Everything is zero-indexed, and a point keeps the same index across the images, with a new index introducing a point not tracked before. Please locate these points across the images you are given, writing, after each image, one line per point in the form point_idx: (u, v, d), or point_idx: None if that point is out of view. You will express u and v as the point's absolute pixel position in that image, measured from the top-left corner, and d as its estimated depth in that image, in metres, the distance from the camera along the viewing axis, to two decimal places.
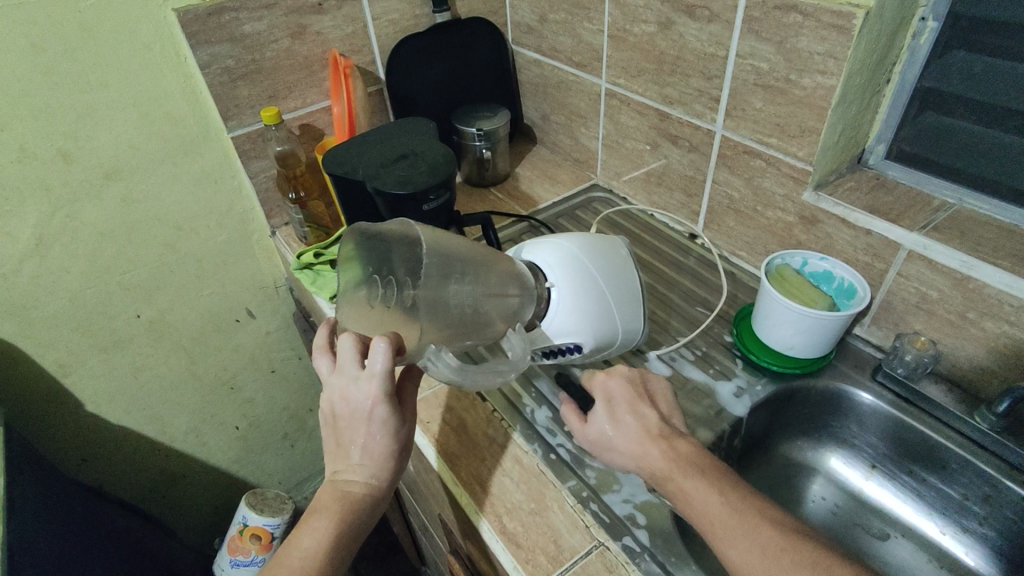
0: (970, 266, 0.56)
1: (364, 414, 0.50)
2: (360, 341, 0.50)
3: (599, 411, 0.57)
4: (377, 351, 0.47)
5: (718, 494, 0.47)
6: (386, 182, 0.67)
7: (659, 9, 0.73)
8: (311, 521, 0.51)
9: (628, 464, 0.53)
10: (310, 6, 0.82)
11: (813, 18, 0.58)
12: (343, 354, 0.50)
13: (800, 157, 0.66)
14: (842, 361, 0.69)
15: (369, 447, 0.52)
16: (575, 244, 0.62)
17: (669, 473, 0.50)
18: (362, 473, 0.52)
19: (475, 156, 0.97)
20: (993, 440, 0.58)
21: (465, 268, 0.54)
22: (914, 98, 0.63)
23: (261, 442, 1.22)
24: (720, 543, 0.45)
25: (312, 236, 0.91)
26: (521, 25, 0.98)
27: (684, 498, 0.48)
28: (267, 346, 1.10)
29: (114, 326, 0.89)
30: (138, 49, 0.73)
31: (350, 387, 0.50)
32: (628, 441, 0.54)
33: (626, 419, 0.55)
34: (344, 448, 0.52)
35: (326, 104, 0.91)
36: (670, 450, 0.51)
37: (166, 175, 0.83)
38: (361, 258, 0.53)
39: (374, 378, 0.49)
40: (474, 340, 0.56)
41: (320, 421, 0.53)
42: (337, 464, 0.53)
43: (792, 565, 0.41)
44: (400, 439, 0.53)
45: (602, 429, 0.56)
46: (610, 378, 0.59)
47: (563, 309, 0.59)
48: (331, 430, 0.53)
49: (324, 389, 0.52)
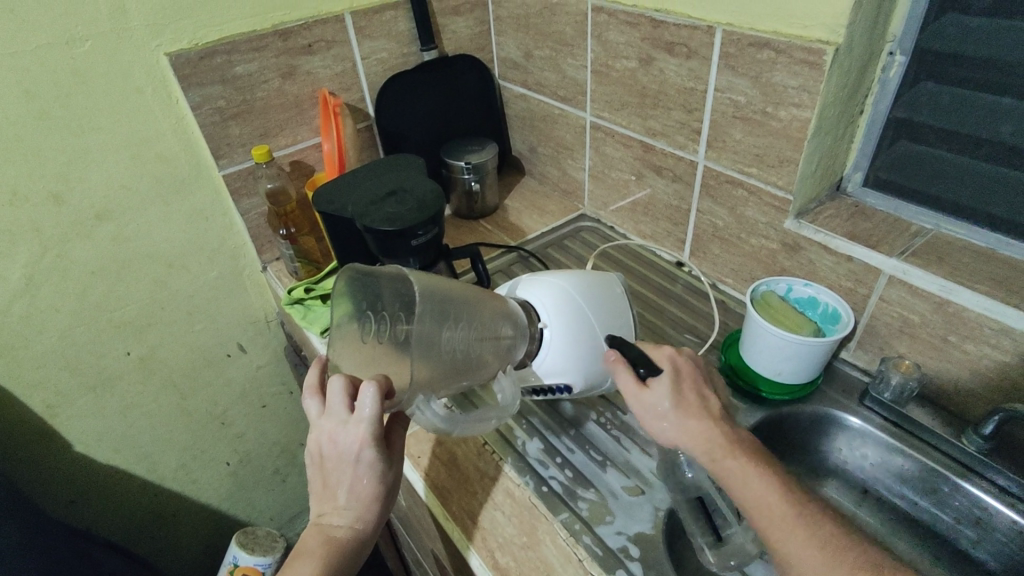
0: (948, 290, 0.57)
1: (352, 457, 0.50)
2: (350, 383, 0.50)
3: (664, 381, 0.54)
4: (365, 395, 0.47)
5: (778, 485, 0.48)
6: (374, 220, 0.67)
7: (640, 46, 0.76)
8: (294, 566, 0.50)
9: (679, 439, 0.52)
10: (300, 47, 0.84)
11: (786, 54, 0.61)
12: (332, 397, 0.50)
13: (780, 186, 0.68)
14: (830, 386, 0.70)
15: (355, 490, 0.52)
16: (572, 283, 0.62)
17: (729, 451, 0.50)
18: (347, 516, 0.52)
19: (465, 189, 0.99)
20: (981, 462, 0.59)
21: (458, 312, 0.55)
22: (888, 127, 0.65)
23: (252, 478, 1.20)
24: (770, 529, 0.47)
25: (303, 271, 0.92)
26: (506, 61, 1.01)
27: (734, 482, 0.49)
28: (258, 381, 1.09)
29: (104, 364, 0.89)
30: (130, 93, 0.75)
31: (338, 429, 0.50)
32: (687, 418, 0.53)
33: (689, 395, 0.55)
34: (330, 491, 0.52)
35: (316, 141, 0.92)
36: (731, 433, 0.52)
37: (157, 215, 0.84)
38: (352, 295, 0.51)
39: (361, 423, 0.49)
40: (463, 383, 0.57)
41: (307, 461, 0.53)
42: (322, 506, 0.53)
43: (851, 560, 0.44)
44: (387, 483, 0.53)
45: (661, 399, 0.54)
46: (678, 354, 0.58)
47: (555, 350, 0.60)
48: (317, 471, 0.52)
49: (312, 430, 0.52)
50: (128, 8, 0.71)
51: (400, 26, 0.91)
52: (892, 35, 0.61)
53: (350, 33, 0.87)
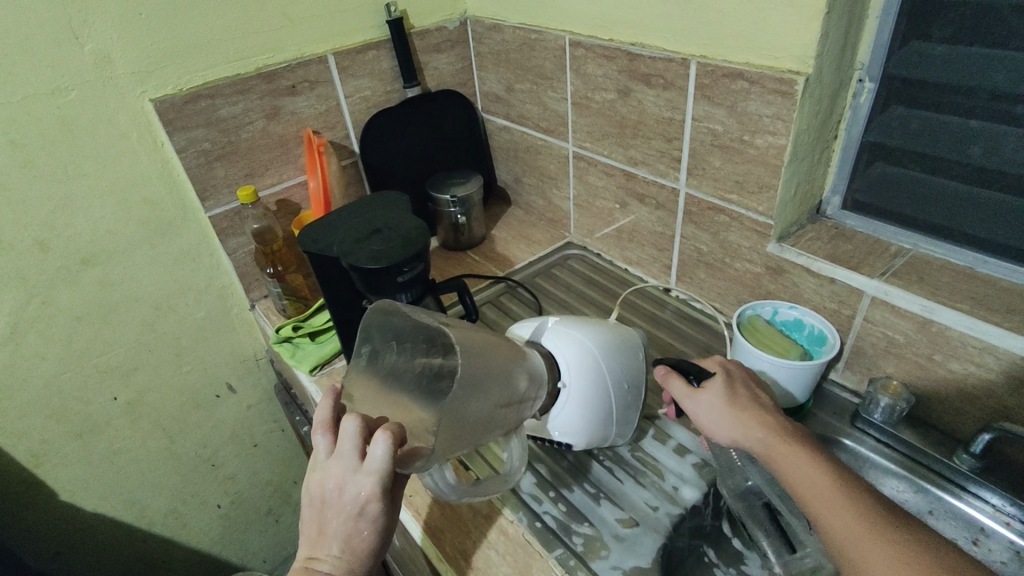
0: (930, 309, 0.58)
1: (354, 508, 0.48)
2: (363, 427, 0.48)
3: (716, 380, 0.59)
4: (381, 448, 0.46)
5: (827, 468, 0.50)
6: (359, 257, 0.66)
7: (618, 78, 0.77)
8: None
9: (730, 429, 0.56)
10: (284, 89, 0.85)
11: (758, 84, 0.62)
12: (344, 439, 0.48)
13: (760, 211, 0.69)
14: (821, 409, 0.70)
15: (351, 540, 0.50)
16: (595, 340, 0.62)
17: (782, 436, 0.53)
18: (338, 567, 0.49)
19: (451, 222, 1.00)
20: (974, 481, 0.59)
21: (489, 372, 0.54)
22: (862, 151, 0.67)
23: (244, 520, 1.18)
24: (822, 506, 0.48)
25: (291, 308, 0.92)
26: (489, 95, 1.02)
27: (784, 465, 0.52)
28: (249, 421, 1.08)
29: (91, 410, 0.88)
30: (115, 139, 0.75)
31: (346, 478, 0.48)
32: (736, 409, 0.56)
33: (741, 392, 0.58)
34: (324, 535, 0.50)
35: (301, 179, 0.93)
36: (781, 422, 0.55)
37: (144, 257, 0.83)
38: (379, 328, 0.53)
39: (370, 475, 0.46)
40: (477, 442, 0.55)
41: (306, 500, 0.51)
42: (314, 550, 0.51)
43: (901, 539, 0.45)
44: (385, 536, 0.51)
45: (712, 394, 0.58)
46: (728, 361, 0.62)
47: (570, 411, 0.60)
48: (314, 514, 0.51)
49: (315, 473, 0.49)
50: (113, 56, 0.72)
51: (383, 65, 0.93)
52: (859, 63, 0.63)
53: (333, 73, 0.89)
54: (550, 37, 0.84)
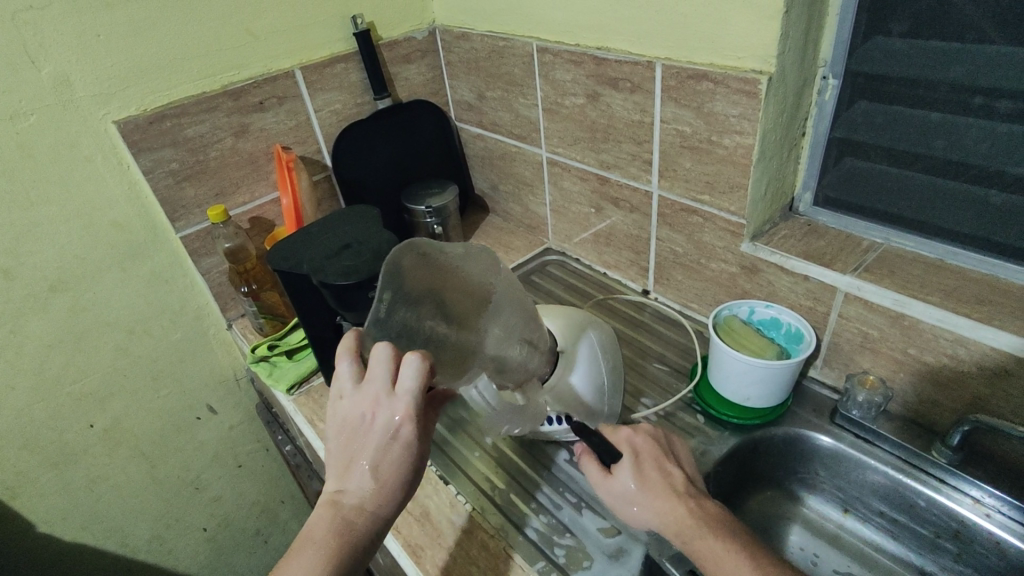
0: (902, 303, 0.58)
1: (386, 435, 0.49)
2: (394, 354, 0.50)
3: (625, 465, 0.54)
4: (417, 370, 0.48)
5: (748, 560, 0.47)
6: (330, 273, 0.65)
7: (586, 83, 0.77)
8: (302, 554, 0.47)
9: (650, 523, 0.52)
10: (251, 105, 0.84)
11: (723, 84, 0.62)
12: (376, 364, 0.50)
13: (732, 211, 0.69)
14: (800, 407, 0.70)
15: (381, 470, 0.49)
16: (586, 318, 0.68)
17: (697, 531, 0.49)
18: (367, 498, 0.49)
19: (428, 232, 0.99)
20: (953, 474, 0.59)
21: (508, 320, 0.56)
22: (831, 148, 0.67)
23: (231, 542, 1.16)
24: None
25: (267, 327, 0.91)
26: (461, 103, 1.02)
27: (707, 564, 0.48)
28: (232, 441, 1.06)
29: (66, 439, 0.86)
30: (79, 162, 0.74)
31: (380, 402, 0.49)
32: (652, 498, 0.52)
33: (651, 474, 0.54)
34: (352, 467, 0.50)
35: (274, 196, 0.92)
36: (698, 509, 0.51)
37: (114, 281, 0.82)
38: (403, 279, 0.50)
39: (403, 395, 0.48)
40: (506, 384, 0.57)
41: (335, 432, 0.51)
42: (342, 484, 0.50)
43: None
44: (415, 471, 0.51)
45: (626, 485, 0.54)
46: (635, 434, 0.57)
47: (573, 376, 0.63)
48: (342, 447, 0.51)
49: (348, 399, 0.51)
50: (72, 79, 0.70)
51: (352, 78, 0.92)
52: (822, 61, 0.63)
53: (301, 88, 0.88)
54: (518, 43, 0.84)
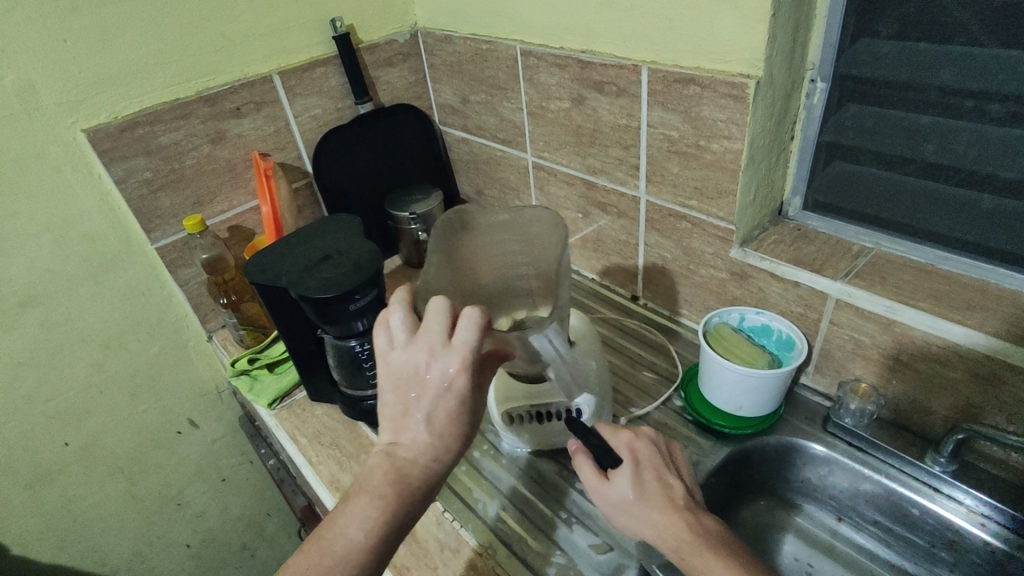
0: (894, 310, 0.57)
1: (440, 391, 0.48)
2: (449, 309, 0.49)
3: (624, 472, 0.52)
4: (474, 324, 0.48)
5: None
6: (309, 286, 0.62)
7: (571, 87, 0.76)
8: (357, 503, 0.48)
9: (645, 533, 0.50)
10: (228, 111, 0.82)
11: (710, 88, 0.61)
12: (430, 319, 0.49)
13: (721, 217, 0.68)
14: (792, 414, 0.69)
15: (436, 423, 0.49)
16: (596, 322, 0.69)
17: (695, 548, 0.47)
18: (423, 449, 0.49)
19: (412, 239, 0.97)
20: (947, 483, 0.58)
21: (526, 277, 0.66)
22: (819, 151, 0.66)
23: (216, 557, 1.13)
24: None
25: (249, 338, 0.89)
26: (445, 107, 1.00)
27: None
28: (215, 455, 1.04)
29: (40, 458, 0.83)
30: (47, 173, 0.71)
31: (433, 357, 0.48)
32: (649, 509, 0.50)
33: (651, 486, 0.52)
34: (405, 419, 0.49)
35: (253, 204, 0.90)
36: (696, 524, 0.49)
37: (88, 295, 0.79)
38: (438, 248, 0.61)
39: (459, 351, 0.48)
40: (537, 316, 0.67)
41: (385, 384, 0.50)
42: (396, 435, 0.50)
43: None
44: (469, 422, 0.50)
45: (623, 492, 0.51)
46: (636, 440, 0.55)
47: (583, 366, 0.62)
48: (394, 399, 0.50)
49: (398, 352, 0.50)
50: (38, 86, 0.68)
51: (332, 82, 0.90)
52: (811, 63, 0.62)
53: (279, 93, 0.86)
54: (501, 46, 0.82)
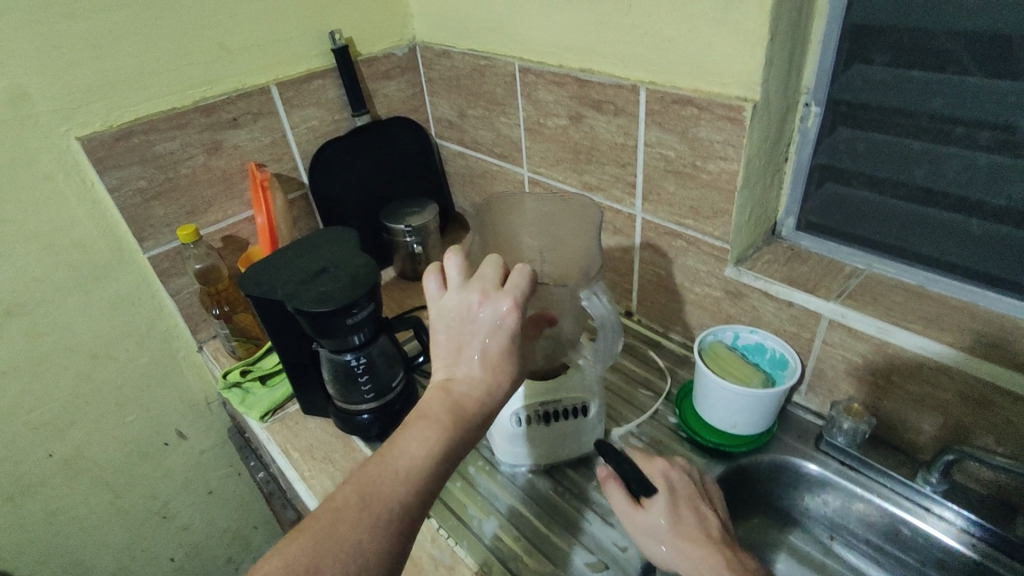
0: (886, 331, 0.58)
1: (494, 329, 0.47)
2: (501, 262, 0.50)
3: (660, 500, 0.53)
4: (526, 274, 0.49)
5: None
6: (304, 299, 0.62)
7: (569, 104, 0.76)
8: (415, 430, 0.45)
9: (677, 565, 0.51)
10: (224, 122, 0.81)
11: (707, 110, 0.62)
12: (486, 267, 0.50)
13: (716, 236, 0.69)
14: (785, 432, 0.69)
15: (489, 363, 0.48)
16: None
17: None
18: (477, 386, 0.47)
19: (406, 251, 0.97)
20: (937, 502, 0.59)
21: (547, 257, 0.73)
22: (813, 173, 0.67)
23: (200, 571, 1.11)
24: None
25: (241, 349, 0.88)
26: (443, 121, 1.01)
27: None
28: (202, 467, 1.02)
29: (22, 469, 0.82)
30: (38, 181, 0.71)
31: (489, 295, 0.48)
32: (682, 541, 0.51)
33: (686, 517, 0.53)
34: (459, 358, 0.48)
35: (248, 214, 0.89)
36: (733, 561, 0.50)
37: (77, 303, 0.78)
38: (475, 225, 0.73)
39: (513, 293, 0.48)
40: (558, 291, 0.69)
41: (439, 324, 0.49)
42: (450, 372, 0.48)
43: None
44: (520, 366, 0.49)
45: (655, 521, 0.53)
46: (671, 469, 0.56)
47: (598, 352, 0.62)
48: (448, 337, 0.49)
49: (452, 293, 0.49)
50: (31, 93, 0.67)
51: (329, 94, 0.90)
52: (806, 88, 0.63)
53: (277, 105, 0.86)
54: (500, 63, 0.83)
